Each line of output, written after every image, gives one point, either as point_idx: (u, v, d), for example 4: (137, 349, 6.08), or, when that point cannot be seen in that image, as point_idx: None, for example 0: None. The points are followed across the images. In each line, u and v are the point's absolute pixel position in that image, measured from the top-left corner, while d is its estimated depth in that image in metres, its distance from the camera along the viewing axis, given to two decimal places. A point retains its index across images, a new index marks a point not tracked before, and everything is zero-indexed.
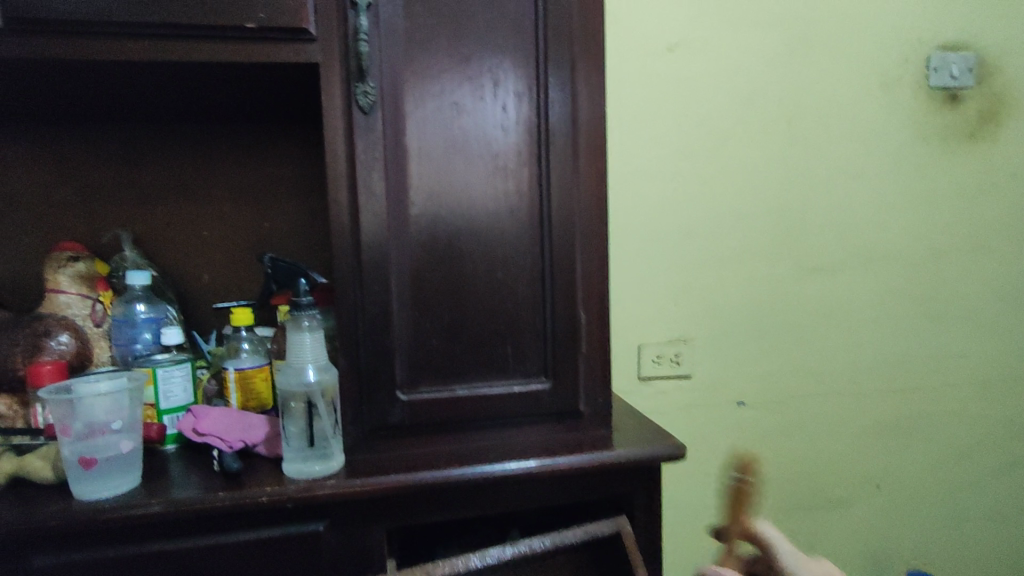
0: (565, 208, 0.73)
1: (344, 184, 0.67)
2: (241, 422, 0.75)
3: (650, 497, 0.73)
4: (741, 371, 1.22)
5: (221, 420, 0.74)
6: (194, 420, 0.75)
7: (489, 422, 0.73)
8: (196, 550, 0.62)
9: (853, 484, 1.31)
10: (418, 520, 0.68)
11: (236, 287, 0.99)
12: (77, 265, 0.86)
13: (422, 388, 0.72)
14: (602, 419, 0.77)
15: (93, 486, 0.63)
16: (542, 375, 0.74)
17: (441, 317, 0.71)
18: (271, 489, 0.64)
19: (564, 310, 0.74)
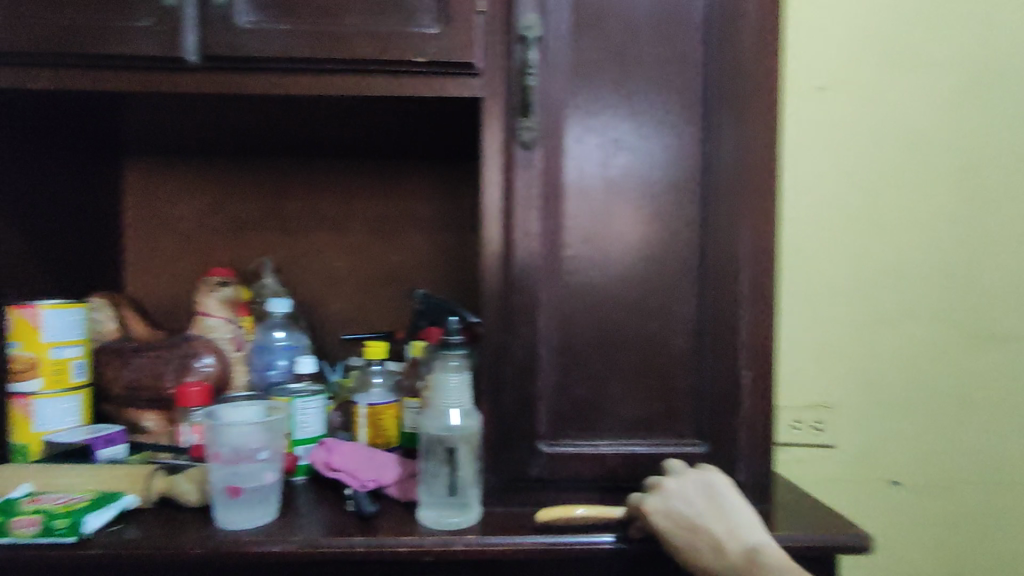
0: (729, 255, 0.67)
1: (499, 221, 0.65)
2: (372, 459, 0.72)
3: None
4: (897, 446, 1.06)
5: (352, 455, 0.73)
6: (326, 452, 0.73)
7: (634, 484, 0.67)
8: None
9: None
10: None
11: (363, 319, 0.99)
12: (224, 289, 0.88)
13: (565, 440, 0.66)
14: (763, 492, 0.68)
15: (238, 514, 0.62)
16: (696, 437, 0.67)
17: (589, 366, 0.66)
18: (408, 538, 0.59)
19: (725, 367, 0.67)
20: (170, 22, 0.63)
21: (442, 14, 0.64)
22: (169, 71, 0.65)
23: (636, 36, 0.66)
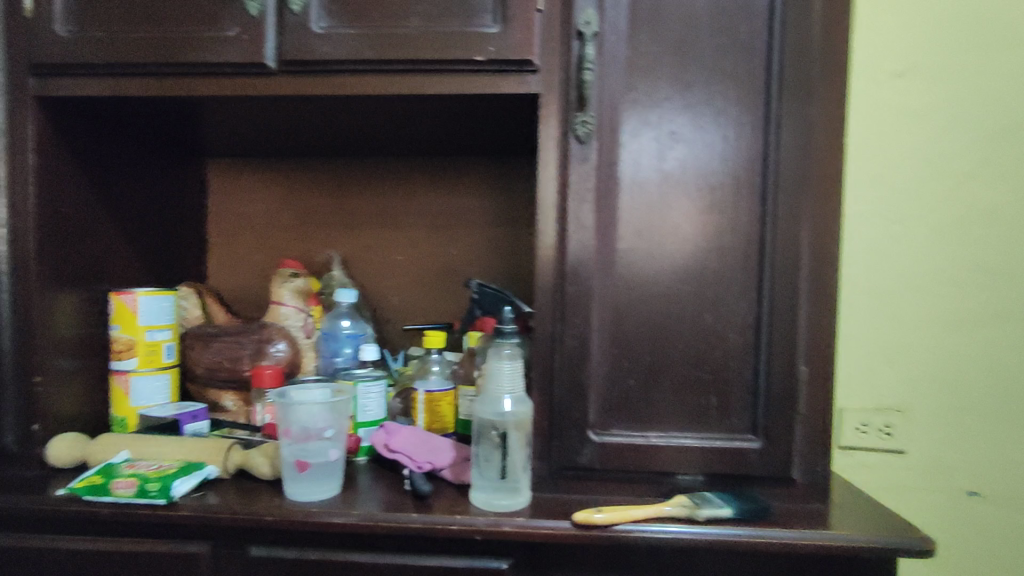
0: (789, 248, 0.66)
1: (553, 215, 0.67)
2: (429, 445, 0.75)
3: None
4: (975, 454, 1.00)
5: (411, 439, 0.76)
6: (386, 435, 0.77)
7: (684, 476, 0.67)
8: (386, 567, 0.63)
9: None
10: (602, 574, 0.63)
11: (422, 310, 1.03)
12: (296, 280, 0.93)
13: (614, 430, 0.67)
14: (820, 491, 0.66)
15: (304, 488, 0.67)
16: (750, 432, 0.66)
17: (641, 358, 0.67)
18: (461, 518, 0.62)
19: (782, 363, 0.66)
20: (252, 30, 0.68)
21: (501, 14, 0.66)
22: (250, 76, 0.70)
23: (694, 29, 0.66)
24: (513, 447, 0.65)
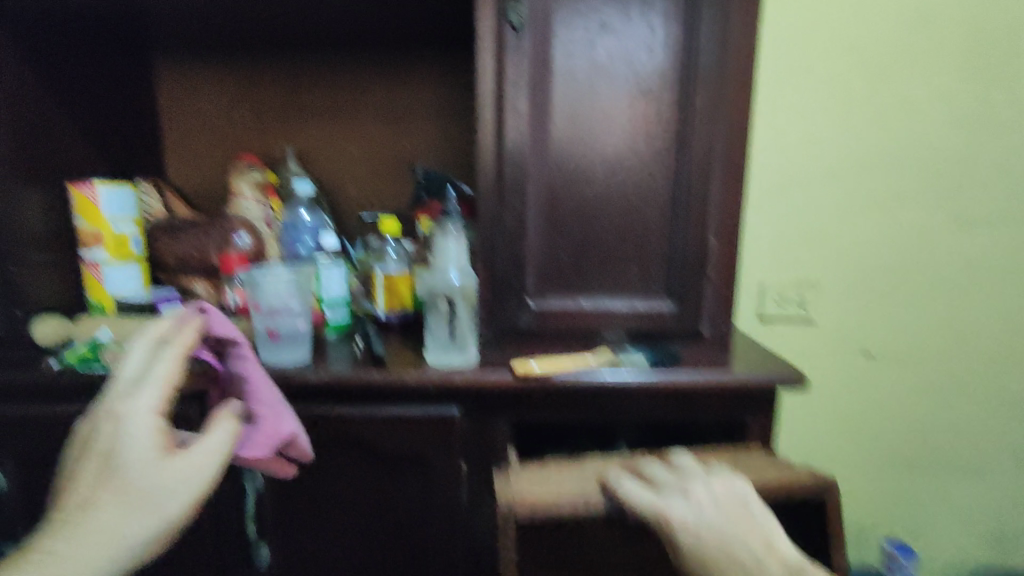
0: (705, 132, 0.72)
1: (492, 104, 0.72)
2: (256, 381, 0.66)
3: (765, 423, 0.75)
4: (870, 321, 1.14)
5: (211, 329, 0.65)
6: (165, 322, 0.62)
7: (610, 333, 0.78)
8: (353, 417, 0.74)
9: (991, 455, 1.19)
10: (539, 415, 0.75)
11: (380, 202, 1.09)
12: (255, 174, 0.98)
13: (549, 298, 0.77)
14: (723, 344, 0.78)
15: (277, 353, 0.77)
16: (666, 297, 0.77)
17: (573, 234, 0.75)
18: (417, 372, 0.73)
19: (695, 236, 0.75)
20: None
21: None
22: None
23: None
24: (460, 311, 0.76)
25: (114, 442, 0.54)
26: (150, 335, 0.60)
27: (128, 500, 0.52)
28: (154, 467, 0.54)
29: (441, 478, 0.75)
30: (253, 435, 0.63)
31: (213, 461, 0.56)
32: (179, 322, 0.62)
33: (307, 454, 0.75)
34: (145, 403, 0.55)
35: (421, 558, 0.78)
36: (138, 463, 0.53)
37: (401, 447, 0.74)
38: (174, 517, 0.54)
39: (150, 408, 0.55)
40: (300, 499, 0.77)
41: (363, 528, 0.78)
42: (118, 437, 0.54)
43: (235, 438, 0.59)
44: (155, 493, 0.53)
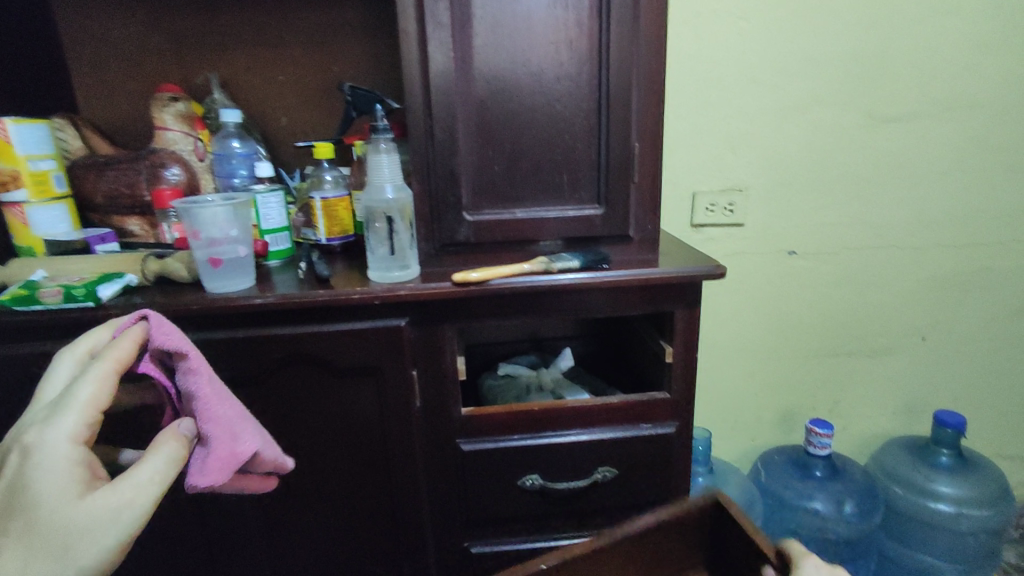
0: (624, 35, 0.74)
1: (412, 15, 0.71)
2: (208, 397, 0.55)
3: (690, 313, 0.82)
4: (794, 220, 1.22)
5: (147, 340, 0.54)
6: (101, 336, 0.56)
7: (545, 240, 0.82)
8: (304, 335, 0.77)
9: (899, 335, 1.32)
10: (482, 320, 0.80)
11: (312, 130, 1.07)
12: (177, 105, 0.93)
13: (485, 210, 0.80)
14: (650, 244, 0.83)
15: (221, 281, 0.77)
16: (596, 202, 0.81)
17: (503, 146, 0.78)
18: (361, 289, 0.76)
19: (619, 140, 0.78)
20: None
21: None
22: None
23: None
24: (399, 227, 0.80)
25: (27, 472, 0.43)
26: (79, 350, 0.54)
27: (40, 543, 0.42)
28: (81, 500, 0.43)
29: (394, 386, 0.80)
30: (207, 459, 0.53)
31: (145, 493, 0.46)
32: (116, 334, 0.56)
33: (263, 372, 0.78)
34: (64, 422, 0.45)
35: (382, 461, 0.84)
36: (67, 496, 0.43)
37: (354, 359, 0.78)
38: (99, 560, 0.43)
39: (71, 430, 0.45)
40: (261, 417, 0.80)
41: (324, 438, 0.82)
42: (25, 468, 0.44)
43: (184, 456, 0.50)
44: (87, 529, 0.43)
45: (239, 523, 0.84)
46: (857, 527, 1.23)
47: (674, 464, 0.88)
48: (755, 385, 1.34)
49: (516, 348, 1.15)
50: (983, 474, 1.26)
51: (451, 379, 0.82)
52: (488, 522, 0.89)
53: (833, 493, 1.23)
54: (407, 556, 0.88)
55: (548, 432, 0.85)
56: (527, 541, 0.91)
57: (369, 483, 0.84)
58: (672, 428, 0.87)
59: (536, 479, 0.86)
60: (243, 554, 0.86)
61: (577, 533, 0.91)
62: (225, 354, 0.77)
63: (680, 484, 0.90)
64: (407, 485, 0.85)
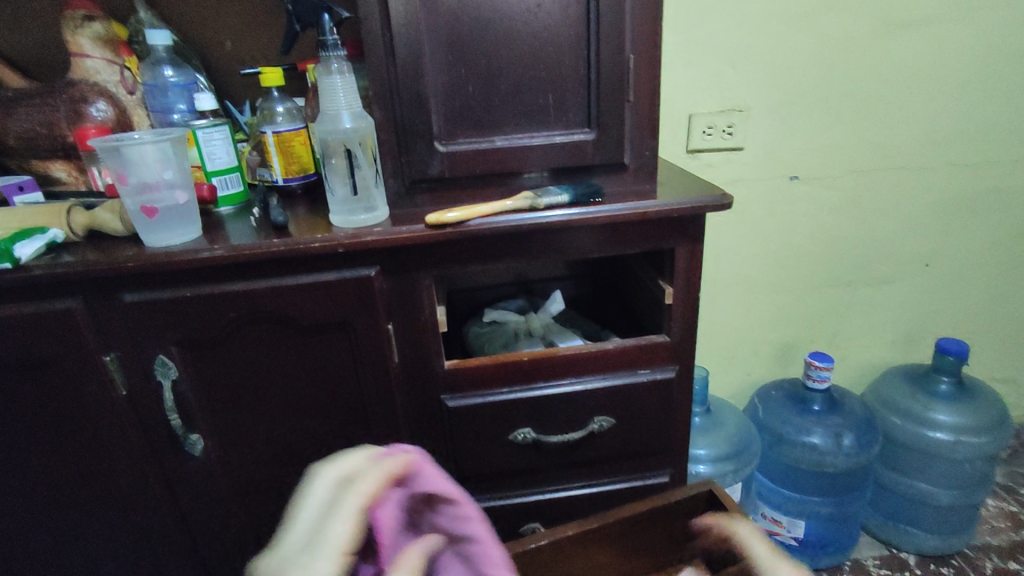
0: None
1: None
2: (484, 539, 0.56)
3: (692, 249, 0.74)
4: (799, 143, 1.12)
5: (420, 473, 0.54)
6: (356, 459, 0.53)
7: (529, 171, 0.72)
8: (262, 290, 0.68)
9: (903, 262, 1.26)
10: (463, 266, 0.72)
11: (259, 53, 0.94)
12: (93, 25, 0.79)
13: (460, 140, 0.70)
14: (647, 172, 0.74)
15: (160, 232, 0.67)
16: (586, 126, 0.71)
17: (477, 62, 0.67)
18: (322, 236, 0.66)
19: (611, 51, 0.67)
20: None
21: None
22: None
23: None
24: (360, 162, 0.70)
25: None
26: (336, 475, 0.51)
27: None
28: None
29: (368, 342, 0.72)
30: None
31: None
32: (371, 460, 0.53)
33: (218, 333, 0.70)
34: (318, 568, 0.46)
35: (361, 420, 0.78)
36: None
37: (321, 315, 0.70)
38: None
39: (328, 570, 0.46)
40: (222, 382, 0.73)
41: (295, 400, 0.75)
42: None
43: None
44: None
45: (212, 490, 0.79)
46: (854, 460, 1.21)
47: (674, 410, 0.83)
48: (752, 319, 1.28)
49: (504, 292, 1.07)
50: (983, 400, 1.24)
51: (431, 331, 0.75)
52: (479, 478, 0.84)
53: (831, 426, 1.21)
54: None
55: (540, 383, 0.79)
56: (521, 495, 0.86)
57: (349, 444, 0.79)
58: (671, 372, 0.81)
59: (528, 433, 0.80)
60: (221, 520, 0.81)
61: (573, 484, 0.87)
62: (174, 314, 0.68)
63: (680, 431, 0.85)
64: (389, 445, 0.79)
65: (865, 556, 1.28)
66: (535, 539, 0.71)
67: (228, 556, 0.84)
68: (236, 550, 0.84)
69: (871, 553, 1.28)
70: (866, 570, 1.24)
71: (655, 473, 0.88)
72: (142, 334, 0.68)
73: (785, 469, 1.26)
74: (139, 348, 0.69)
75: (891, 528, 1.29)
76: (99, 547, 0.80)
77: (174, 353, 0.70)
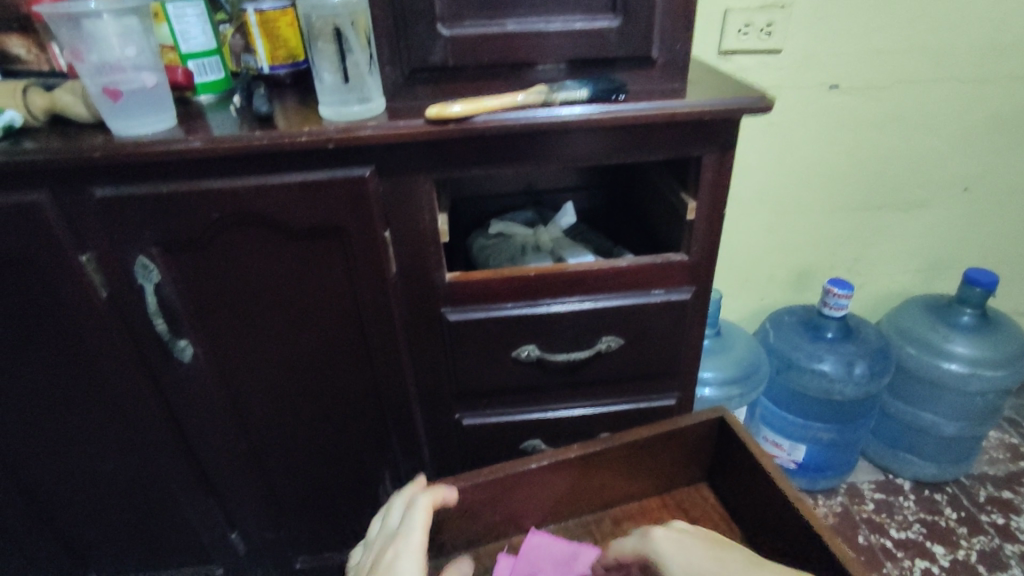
0: None
1: None
2: None
3: (721, 159, 0.67)
4: (844, 47, 1.01)
5: None
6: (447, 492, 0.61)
7: (543, 62, 0.64)
8: (246, 189, 0.62)
9: (939, 185, 1.17)
10: (466, 170, 0.65)
11: None
12: None
13: (466, 23, 0.61)
14: (677, 69, 0.65)
15: (129, 120, 0.61)
16: (611, 11, 0.62)
17: None
18: (310, 129, 0.59)
19: None
20: None
21: None
22: None
23: None
24: (352, 44, 0.62)
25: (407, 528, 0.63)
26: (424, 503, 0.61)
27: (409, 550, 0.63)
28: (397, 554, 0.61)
29: (363, 250, 0.67)
30: None
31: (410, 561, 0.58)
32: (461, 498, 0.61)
33: (201, 236, 0.64)
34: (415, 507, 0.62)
35: (356, 332, 0.74)
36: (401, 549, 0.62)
37: (311, 219, 0.64)
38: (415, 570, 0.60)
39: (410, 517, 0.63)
40: (208, 288, 0.69)
41: (286, 309, 0.71)
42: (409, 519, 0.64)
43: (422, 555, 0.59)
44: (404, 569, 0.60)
45: (205, 398, 0.77)
46: (863, 387, 1.19)
47: (687, 333, 0.79)
48: (771, 243, 1.22)
49: (511, 203, 1.01)
50: (1005, 333, 1.19)
51: (431, 242, 0.69)
52: (480, 394, 0.81)
53: (844, 354, 1.18)
54: (394, 428, 0.83)
55: (547, 300, 0.74)
56: (522, 412, 0.84)
57: (345, 356, 0.76)
58: (687, 294, 0.75)
59: (533, 351, 0.76)
60: (216, 427, 0.80)
61: (577, 404, 0.84)
62: (151, 213, 0.62)
63: (691, 354, 0.81)
64: (386, 358, 0.76)
65: (861, 480, 1.29)
66: (538, 459, 0.70)
67: (226, 461, 0.84)
68: (233, 456, 0.83)
69: (868, 478, 1.29)
70: (860, 494, 1.26)
71: (662, 395, 0.85)
72: (118, 233, 0.63)
73: (791, 394, 1.24)
74: (116, 249, 0.64)
75: (890, 456, 1.29)
76: (95, 449, 0.80)
77: (155, 255, 0.65)
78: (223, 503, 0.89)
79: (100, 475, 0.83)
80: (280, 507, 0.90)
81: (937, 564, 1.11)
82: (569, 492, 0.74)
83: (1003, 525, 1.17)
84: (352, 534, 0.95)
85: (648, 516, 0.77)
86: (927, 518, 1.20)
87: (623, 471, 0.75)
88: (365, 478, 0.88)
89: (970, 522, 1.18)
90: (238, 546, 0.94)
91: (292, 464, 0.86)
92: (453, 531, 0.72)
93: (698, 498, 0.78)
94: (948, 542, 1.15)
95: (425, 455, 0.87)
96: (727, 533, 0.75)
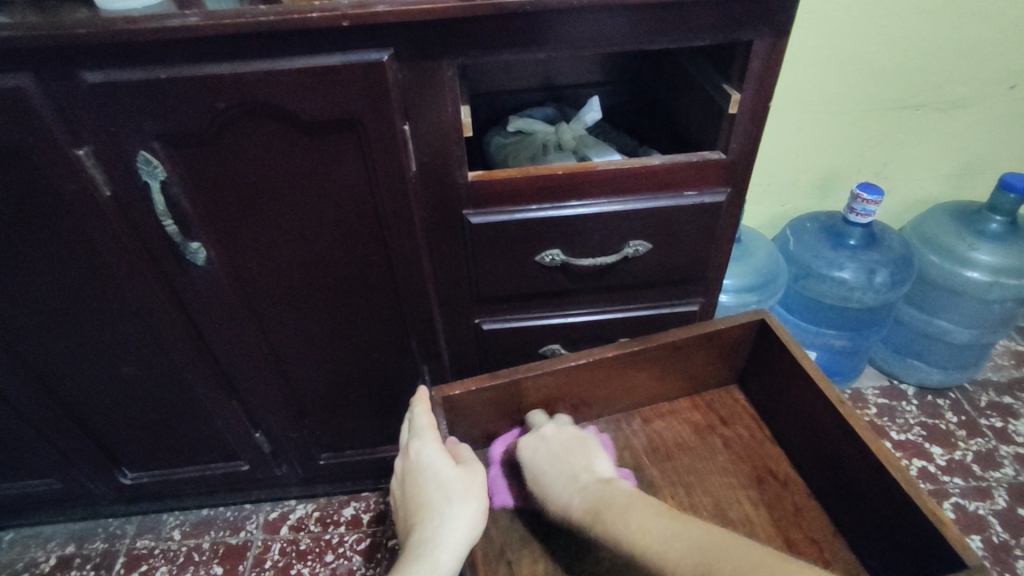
0: None
1: None
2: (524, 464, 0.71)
3: (772, 46, 0.61)
4: None
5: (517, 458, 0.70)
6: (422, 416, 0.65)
7: None
8: (253, 75, 0.56)
9: (985, 83, 1.09)
10: (491, 56, 0.59)
11: None
12: None
13: None
14: None
15: None
16: None
17: None
18: (320, 6, 0.53)
19: None
20: None
21: None
22: None
23: None
24: None
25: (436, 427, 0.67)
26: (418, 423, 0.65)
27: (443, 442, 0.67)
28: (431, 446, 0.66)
29: (381, 145, 0.62)
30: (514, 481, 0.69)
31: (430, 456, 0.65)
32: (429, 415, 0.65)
33: (207, 128, 0.59)
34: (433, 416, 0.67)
35: (375, 233, 0.71)
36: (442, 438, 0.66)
37: (325, 110, 0.59)
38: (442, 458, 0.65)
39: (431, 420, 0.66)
40: (217, 185, 0.64)
41: (300, 209, 0.68)
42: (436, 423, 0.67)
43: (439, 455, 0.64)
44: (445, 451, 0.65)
45: (220, 300, 0.75)
46: (881, 295, 1.18)
47: (718, 237, 0.76)
48: (801, 146, 1.15)
49: (531, 98, 0.94)
50: None
51: (454, 136, 0.64)
52: (500, 298, 0.80)
53: (866, 261, 1.16)
54: (415, 330, 0.82)
55: (575, 201, 0.71)
56: (545, 317, 0.83)
57: (364, 258, 0.73)
58: (723, 196, 0.71)
59: (557, 255, 0.74)
60: (234, 329, 0.79)
61: (600, 308, 0.83)
62: (149, 102, 0.57)
63: (720, 258, 0.79)
64: (406, 261, 0.73)
65: (866, 385, 1.31)
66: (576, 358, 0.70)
67: (246, 362, 0.83)
68: (253, 357, 0.83)
69: (873, 383, 1.31)
70: (864, 399, 1.28)
71: (686, 300, 0.84)
72: (115, 125, 0.58)
73: (808, 303, 1.24)
74: (114, 141, 0.59)
75: (898, 362, 1.30)
76: (113, 350, 0.80)
77: (158, 150, 0.61)
78: (245, 402, 0.90)
79: (120, 376, 0.83)
80: (302, 407, 0.92)
81: (933, 463, 1.15)
82: (599, 393, 0.75)
83: (1001, 429, 1.21)
84: (373, 433, 0.98)
85: (679, 415, 0.78)
86: (928, 421, 1.23)
87: (654, 373, 0.75)
88: (385, 379, 0.89)
89: (969, 425, 1.22)
90: (261, 443, 0.96)
91: (312, 366, 0.86)
92: (482, 428, 0.73)
93: (728, 399, 0.80)
94: (945, 443, 1.19)
95: (446, 359, 0.87)
96: (754, 432, 0.76)
